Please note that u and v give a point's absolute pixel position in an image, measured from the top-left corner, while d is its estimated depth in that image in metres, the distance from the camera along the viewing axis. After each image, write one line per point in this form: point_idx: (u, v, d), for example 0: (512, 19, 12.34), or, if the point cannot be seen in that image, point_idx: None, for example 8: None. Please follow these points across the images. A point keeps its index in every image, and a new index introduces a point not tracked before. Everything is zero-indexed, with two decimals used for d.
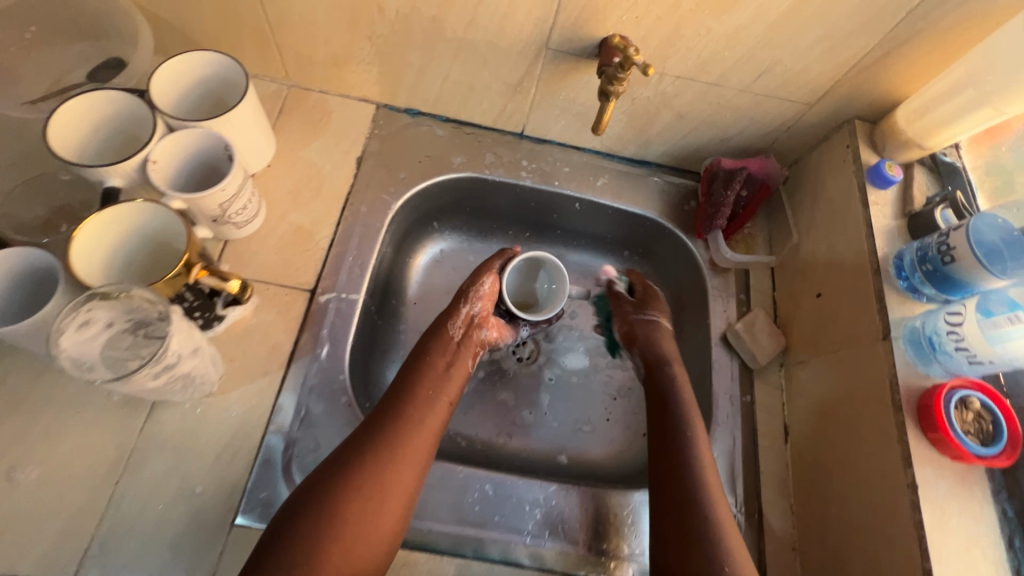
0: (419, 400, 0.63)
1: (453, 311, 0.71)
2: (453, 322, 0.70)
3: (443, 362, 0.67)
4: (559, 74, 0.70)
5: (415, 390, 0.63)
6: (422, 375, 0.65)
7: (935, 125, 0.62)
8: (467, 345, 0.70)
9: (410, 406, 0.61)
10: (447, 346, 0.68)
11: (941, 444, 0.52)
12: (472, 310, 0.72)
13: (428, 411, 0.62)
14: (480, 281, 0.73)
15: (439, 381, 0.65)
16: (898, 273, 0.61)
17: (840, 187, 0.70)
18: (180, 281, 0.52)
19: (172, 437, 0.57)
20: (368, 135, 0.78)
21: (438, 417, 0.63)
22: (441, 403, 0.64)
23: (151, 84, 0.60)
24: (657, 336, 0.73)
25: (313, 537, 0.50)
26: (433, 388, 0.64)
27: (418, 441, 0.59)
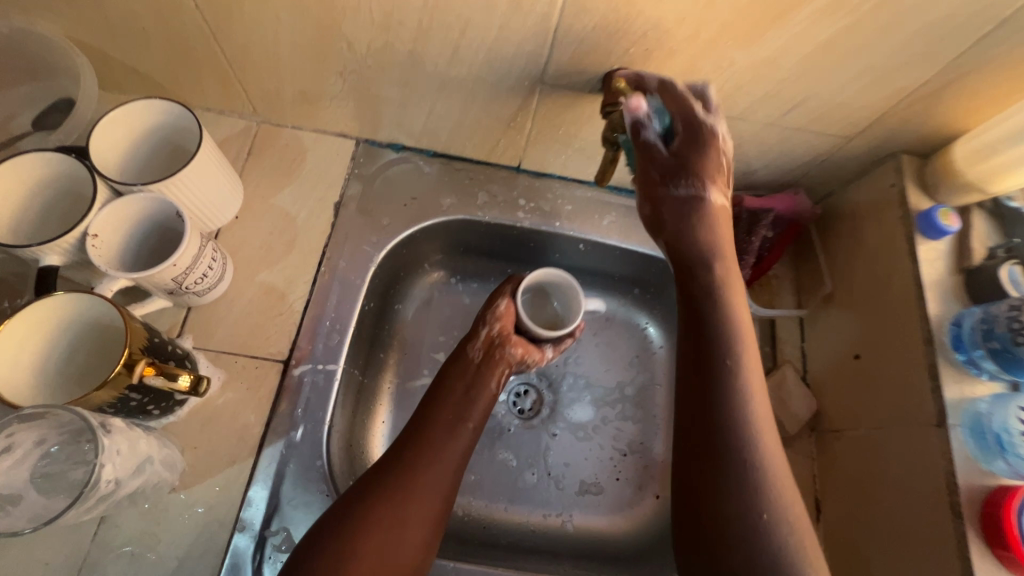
0: (441, 425, 0.57)
1: (472, 332, 0.66)
2: (472, 344, 0.64)
3: (463, 386, 0.61)
4: (557, 108, 0.61)
5: (435, 414, 0.58)
6: (443, 398, 0.59)
7: (1002, 169, 0.53)
8: (490, 367, 0.64)
9: (432, 432, 0.56)
10: (468, 369, 0.63)
11: (1010, 561, 0.45)
12: (491, 330, 0.65)
13: (450, 436, 0.57)
14: (496, 302, 0.67)
15: (462, 405, 0.59)
16: (954, 345, 0.52)
17: (884, 233, 0.60)
18: (122, 382, 0.44)
19: (129, 542, 0.52)
20: (347, 175, 0.70)
21: (461, 442, 0.57)
22: (465, 428, 0.58)
23: (92, 142, 0.53)
24: (691, 215, 0.56)
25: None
26: (455, 412, 0.58)
27: (439, 471, 0.54)
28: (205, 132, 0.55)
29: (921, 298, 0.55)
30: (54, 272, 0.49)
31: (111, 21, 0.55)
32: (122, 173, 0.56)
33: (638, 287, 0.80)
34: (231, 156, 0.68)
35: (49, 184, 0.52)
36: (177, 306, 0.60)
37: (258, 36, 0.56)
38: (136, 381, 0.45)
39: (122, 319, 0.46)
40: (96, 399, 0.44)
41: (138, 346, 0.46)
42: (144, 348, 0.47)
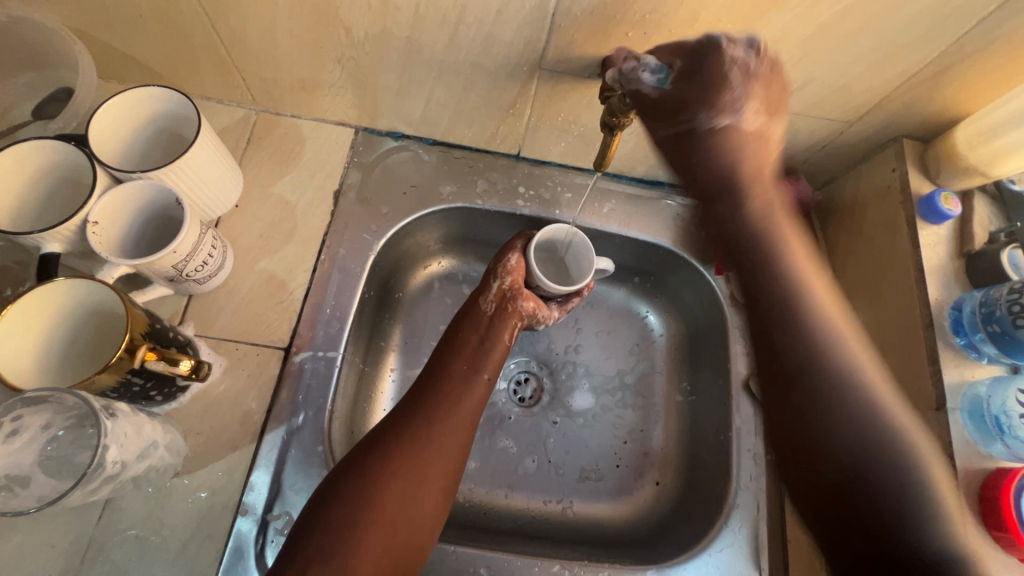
0: (456, 377, 0.59)
1: (483, 286, 0.66)
2: (484, 298, 0.65)
3: (476, 338, 0.63)
4: (556, 95, 0.61)
5: (449, 366, 0.59)
6: (458, 351, 0.61)
7: (1003, 152, 0.53)
8: (502, 320, 0.64)
9: (447, 384, 0.58)
10: (480, 321, 0.64)
11: (1006, 543, 0.45)
12: (503, 284, 0.65)
13: (465, 389, 0.58)
14: (507, 255, 0.66)
15: (476, 358, 0.61)
16: (955, 329, 0.52)
17: (885, 218, 0.60)
18: (124, 367, 0.45)
19: (134, 525, 0.52)
20: (346, 164, 0.70)
21: (476, 393, 0.59)
22: (480, 381, 0.60)
23: (90, 129, 0.53)
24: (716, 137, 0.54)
25: (350, 521, 0.48)
26: (469, 364, 0.60)
27: (456, 421, 0.56)
28: (204, 120, 0.55)
29: (922, 283, 0.54)
30: (56, 259, 0.49)
31: (108, 9, 0.55)
32: (122, 160, 0.56)
33: (639, 275, 0.80)
34: (231, 145, 0.69)
35: (50, 173, 0.53)
36: (179, 294, 0.61)
37: (255, 24, 0.55)
38: (138, 366, 0.46)
39: (122, 304, 0.46)
40: (98, 383, 0.44)
41: (139, 331, 0.46)
42: (145, 333, 0.47)
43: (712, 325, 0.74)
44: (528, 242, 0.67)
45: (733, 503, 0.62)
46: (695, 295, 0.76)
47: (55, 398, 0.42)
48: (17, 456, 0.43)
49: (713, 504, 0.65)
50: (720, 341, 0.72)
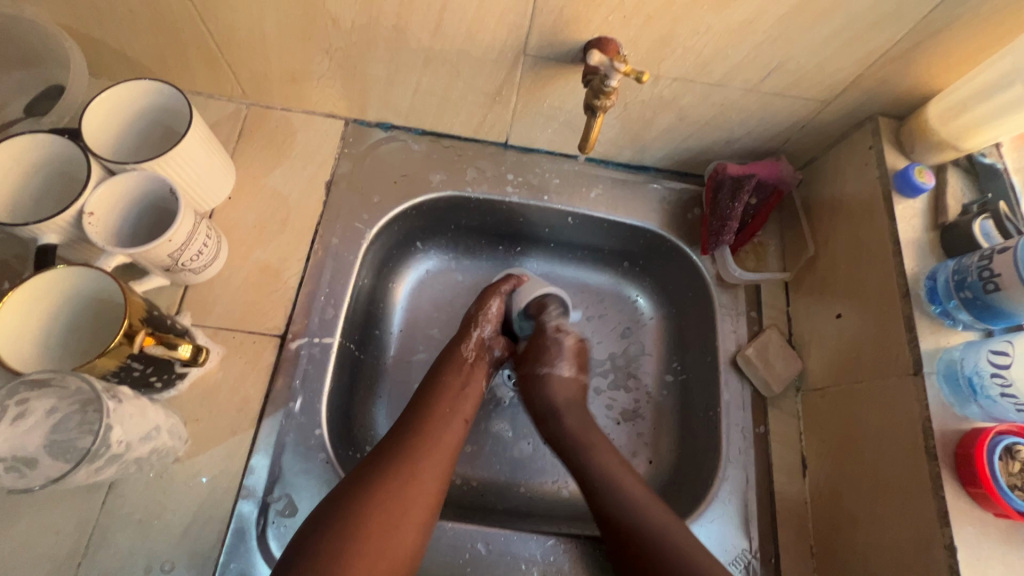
0: (438, 418, 0.59)
1: (464, 333, 0.68)
2: (464, 345, 0.67)
3: (459, 383, 0.63)
4: (540, 81, 0.62)
5: (429, 407, 0.60)
6: (440, 393, 0.61)
7: (973, 125, 0.54)
8: (479, 368, 0.67)
9: (429, 426, 0.58)
10: (462, 366, 0.65)
11: (982, 499, 0.46)
12: (483, 333, 0.69)
13: (446, 428, 0.58)
14: (487, 305, 0.70)
15: (456, 400, 0.61)
16: (930, 298, 0.54)
17: (863, 194, 0.62)
18: (123, 352, 0.46)
19: (136, 509, 0.53)
20: (337, 155, 0.71)
21: (455, 434, 0.59)
22: (458, 422, 0.60)
23: (83, 124, 0.54)
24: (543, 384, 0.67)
25: (338, 552, 0.47)
26: (450, 405, 0.61)
27: (434, 461, 0.55)
28: (196, 113, 0.56)
29: (898, 254, 0.56)
30: (53, 250, 0.50)
31: (98, 5, 0.56)
32: (116, 154, 0.57)
33: (627, 260, 0.81)
34: (222, 139, 0.70)
35: (45, 167, 0.54)
36: (175, 285, 0.62)
37: (243, 17, 0.56)
38: (137, 351, 0.47)
39: (121, 292, 0.47)
40: (98, 367, 0.45)
41: (137, 318, 0.47)
42: (143, 319, 0.48)
43: (698, 305, 0.75)
44: (509, 292, 0.71)
45: (723, 474, 0.64)
46: (682, 277, 0.77)
47: (57, 380, 0.43)
48: (24, 438, 0.44)
49: (703, 480, 0.66)
50: (707, 319, 0.73)
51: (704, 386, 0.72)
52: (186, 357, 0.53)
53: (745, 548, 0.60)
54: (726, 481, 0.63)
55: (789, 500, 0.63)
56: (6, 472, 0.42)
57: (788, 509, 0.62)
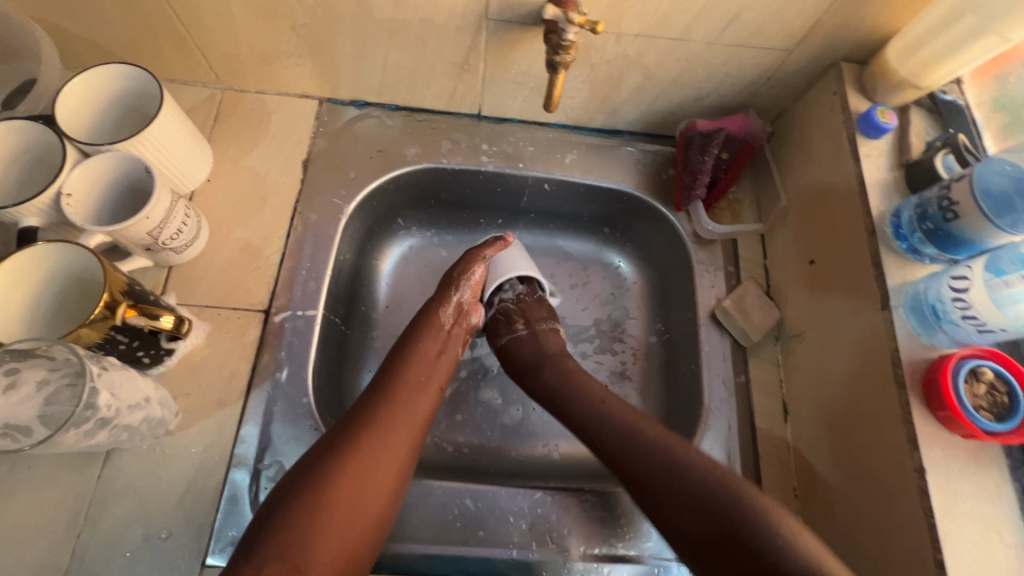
0: (412, 384, 0.59)
1: (444, 297, 0.67)
2: (443, 310, 0.66)
3: (435, 350, 0.63)
4: (506, 46, 0.63)
5: (400, 374, 0.59)
6: (413, 360, 0.61)
7: (931, 61, 0.55)
8: (455, 334, 0.66)
9: (399, 394, 0.57)
10: (439, 333, 0.65)
11: (950, 422, 0.47)
12: (461, 297, 0.68)
13: (419, 396, 0.58)
14: (469, 269, 0.69)
15: (430, 367, 0.61)
16: (896, 235, 0.55)
17: (829, 139, 0.63)
18: (107, 324, 0.48)
19: (131, 481, 0.55)
20: (313, 134, 0.73)
21: (427, 399, 0.59)
22: (432, 389, 0.60)
23: (56, 108, 0.55)
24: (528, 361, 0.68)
25: (307, 522, 0.47)
26: (422, 374, 0.60)
27: (405, 426, 0.55)
28: (166, 93, 0.57)
29: (864, 194, 0.57)
30: (34, 233, 0.52)
31: None
32: (92, 138, 0.58)
33: (608, 226, 0.82)
34: (199, 124, 0.71)
35: (23, 154, 0.55)
36: (159, 266, 0.63)
37: None
38: (120, 322, 0.48)
39: (101, 266, 0.48)
40: (83, 338, 0.47)
41: (119, 290, 0.49)
42: (125, 292, 0.49)
43: (677, 264, 0.76)
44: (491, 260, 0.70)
45: (705, 423, 0.65)
46: (661, 238, 0.78)
47: (42, 350, 0.44)
48: (17, 408, 0.45)
49: (686, 432, 0.66)
50: (686, 277, 0.74)
51: (685, 342, 0.72)
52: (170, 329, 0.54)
53: None
54: (708, 430, 0.64)
55: (771, 444, 0.64)
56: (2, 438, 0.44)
57: (770, 453, 0.63)
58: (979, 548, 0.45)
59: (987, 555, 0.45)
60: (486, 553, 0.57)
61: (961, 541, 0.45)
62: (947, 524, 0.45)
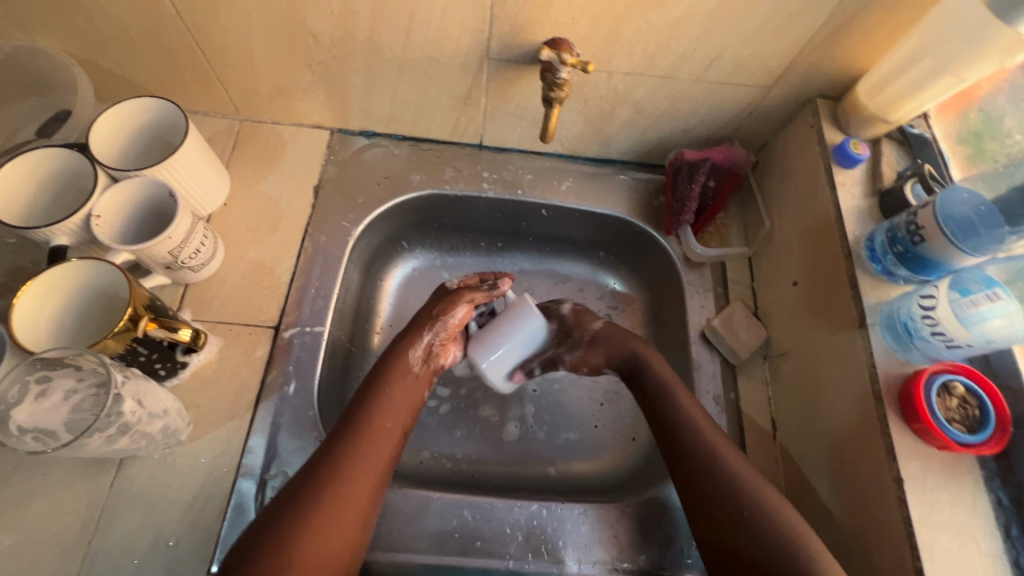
0: (371, 435, 0.56)
1: (414, 338, 0.65)
2: (412, 351, 0.64)
3: (400, 395, 0.61)
4: (506, 82, 0.68)
5: (357, 429, 0.56)
6: (376, 410, 0.58)
7: (897, 97, 0.60)
8: (423, 377, 0.65)
9: (357, 449, 0.54)
10: (406, 377, 0.63)
11: (925, 434, 0.50)
12: (433, 339, 0.66)
13: (379, 447, 0.56)
14: (452, 310, 0.66)
15: (393, 415, 0.59)
16: (870, 257, 0.58)
17: (808, 169, 0.67)
18: (129, 335, 0.51)
19: (142, 490, 0.57)
20: (324, 162, 0.77)
21: (386, 449, 0.56)
22: (393, 439, 0.58)
23: (90, 136, 0.59)
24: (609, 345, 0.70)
25: None
26: (389, 419, 0.58)
27: (364, 482, 0.53)
28: (192, 124, 0.62)
29: (840, 220, 0.61)
30: (64, 251, 0.55)
31: (103, 35, 0.62)
32: (120, 163, 0.63)
33: (603, 250, 0.86)
34: (218, 152, 0.75)
35: (57, 179, 0.59)
36: (176, 283, 0.67)
37: (234, 38, 0.63)
38: (141, 334, 0.52)
39: (127, 282, 0.52)
40: (108, 348, 0.51)
41: (141, 305, 0.52)
42: (146, 306, 0.53)
43: (669, 285, 0.80)
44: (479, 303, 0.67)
45: None
46: (655, 261, 0.81)
47: (70, 359, 0.48)
48: (48, 414, 0.49)
49: None
50: (678, 298, 0.77)
51: (677, 361, 0.75)
52: (186, 341, 0.57)
53: None
54: None
55: (760, 460, 0.66)
56: (32, 440, 0.47)
57: (760, 468, 0.65)
58: (956, 556, 0.47)
59: (963, 562, 0.47)
60: (483, 565, 0.59)
61: (939, 549, 0.47)
62: (925, 533, 0.47)
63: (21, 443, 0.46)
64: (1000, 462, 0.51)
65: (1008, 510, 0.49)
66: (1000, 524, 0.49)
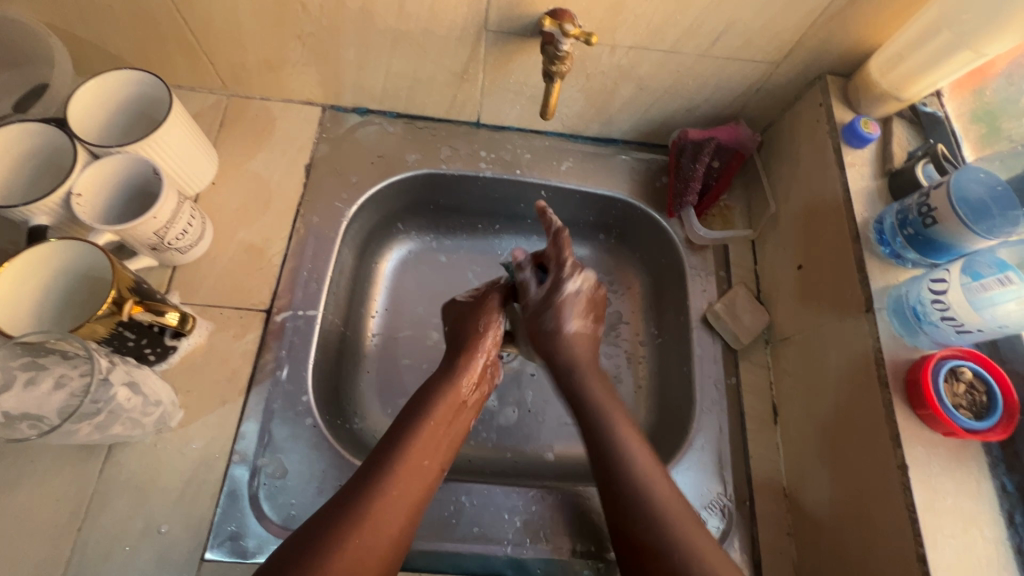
0: (410, 470, 0.54)
1: (468, 363, 0.64)
2: (464, 379, 0.63)
3: (445, 428, 0.60)
4: (504, 56, 0.65)
5: (395, 465, 0.54)
6: (419, 445, 0.56)
7: (910, 74, 0.58)
8: (474, 403, 0.64)
9: (392, 487, 0.53)
10: (455, 407, 0.61)
11: (931, 420, 0.49)
12: (486, 362, 0.66)
13: (417, 485, 0.54)
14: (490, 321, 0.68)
15: (436, 447, 0.58)
16: (879, 240, 0.57)
17: (816, 149, 0.65)
18: (114, 319, 0.49)
19: (132, 476, 0.56)
20: (316, 140, 0.75)
21: (421, 488, 0.55)
22: (432, 474, 0.56)
23: (68, 111, 0.56)
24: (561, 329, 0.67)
25: None
26: (429, 455, 0.57)
27: (398, 520, 0.52)
28: (176, 98, 0.59)
29: (848, 202, 0.59)
30: (44, 231, 0.53)
31: (78, 3, 0.59)
32: (102, 140, 0.60)
33: (603, 232, 0.84)
34: (204, 129, 0.72)
35: (35, 154, 0.56)
36: (163, 265, 0.64)
37: (218, 8, 0.60)
38: (126, 318, 0.50)
39: (109, 264, 0.50)
40: (92, 332, 0.49)
41: (125, 287, 0.51)
42: (131, 289, 0.51)
43: (670, 269, 0.78)
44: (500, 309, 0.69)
45: (696, 425, 0.65)
46: (657, 244, 0.79)
47: (51, 343, 0.46)
48: (37, 400, 0.47)
49: (679, 433, 0.67)
50: (679, 282, 0.75)
51: (677, 345, 0.74)
52: (173, 325, 0.56)
53: (721, 492, 0.62)
54: (699, 432, 0.65)
55: (760, 445, 0.65)
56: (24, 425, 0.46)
57: (760, 453, 0.65)
58: (960, 542, 0.47)
59: (966, 548, 0.46)
60: (482, 550, 0.58)
61: (942, 536, 0.47)
62: (929, 520, 0.47)
63: (13, 431, 0.45)
64: (1005, 448, 0.51)
65: (1012, 496, 0.49)
66: (1004, 510, 0.49)
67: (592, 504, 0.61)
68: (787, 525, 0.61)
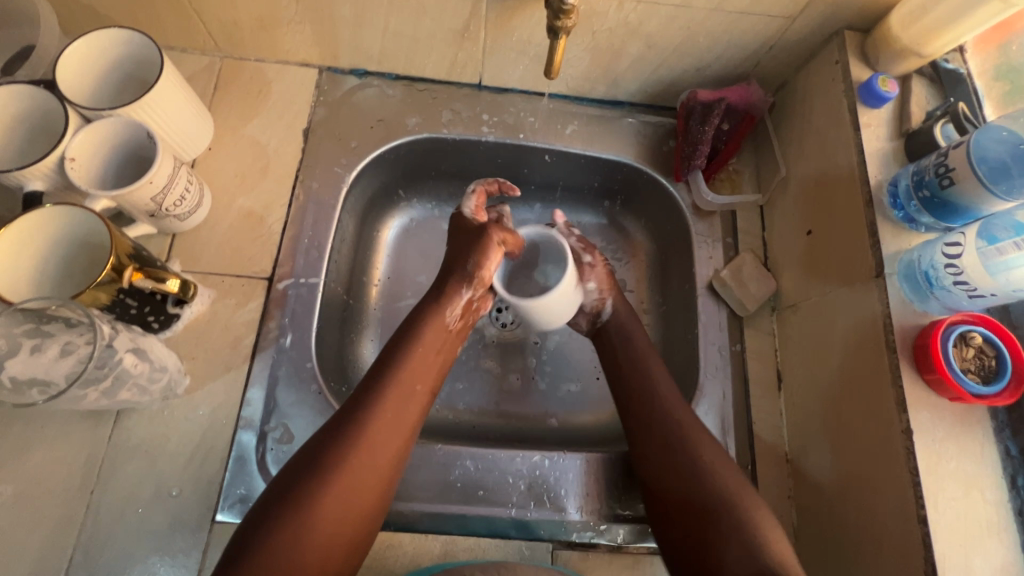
0: (399, 395, 0.54)
1: (453, 296, 0.61)
2: (450, 309, 0.61)
3: (435, 353, 0.59)
4: (506, 12, 0.62)
5: (386, 389, 0.54)
6: (408, 371, 0.56)
7: (933, 28, 0.55)
8: (459, 333, 0.62)
9: (381, 414, 0.53)
10: (443, 336, 0.60)
11: (938, 385, 0.49)
12: (472, 297, 0.62)
13: (405, 409, 0.54)
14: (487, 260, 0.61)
15: (424, 370, 0.57)
16: (892, 204, 0.55)
17: (830, 109, 0.63)
18: (114, 286, 0.49)
19: (142, 441, 0.56)
20: (313, 103, 0.72)
21: (412, 413, 0.55)
22: (420, 397, 0.56)
23: (57, 72, 0.55)
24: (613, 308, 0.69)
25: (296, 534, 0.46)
26: (417, 380, 0.56)
27: (389, 446, 0.52)
28: (167, 58, 0.57)
29: (862, 164, 0.58)
30: (39, 197, 0.52)
31: None
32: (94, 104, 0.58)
33: (608, 199, 0.82)
34: (199, 92, 0.70)
35: (25, 118, 0.55)
36: (163, 232, 0.64)
37: None
38: (127, 285, 0.50)
39: (108, 230, 0.50)
40: (93, 299, 0.49)
41: (125, 254, 0.50)
42: (130, 256, 0.51)
43: (676, 235, 0.76)
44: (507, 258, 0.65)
45: (700, 392, 0.66)
46: (663, 210, 0.77)
47: (53, 310, 0.46)
48: (42, 367, 0.47)
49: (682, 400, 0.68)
50: (685, 249, 0.74)
51: (682, 313, 0.73)
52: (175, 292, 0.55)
53: None
54: (702, 399, 0.65)
55: (764, 411, 0.65)
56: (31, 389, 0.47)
57: (763, 419, 0.65)
58: (961, 504, 0.47)
59: (967, 510, 0.47)
60: (487, 513, 0.59)
61: (943, 498, 0.47)
62: (931, 482, 0.47)
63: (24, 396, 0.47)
64: (1011, 412, 0.50)
65: (1014, 460, 0.49)
66: (1006, 473, 0.49)
67: (595, 467, 0.62)
68: (788, 489, 0.62)
